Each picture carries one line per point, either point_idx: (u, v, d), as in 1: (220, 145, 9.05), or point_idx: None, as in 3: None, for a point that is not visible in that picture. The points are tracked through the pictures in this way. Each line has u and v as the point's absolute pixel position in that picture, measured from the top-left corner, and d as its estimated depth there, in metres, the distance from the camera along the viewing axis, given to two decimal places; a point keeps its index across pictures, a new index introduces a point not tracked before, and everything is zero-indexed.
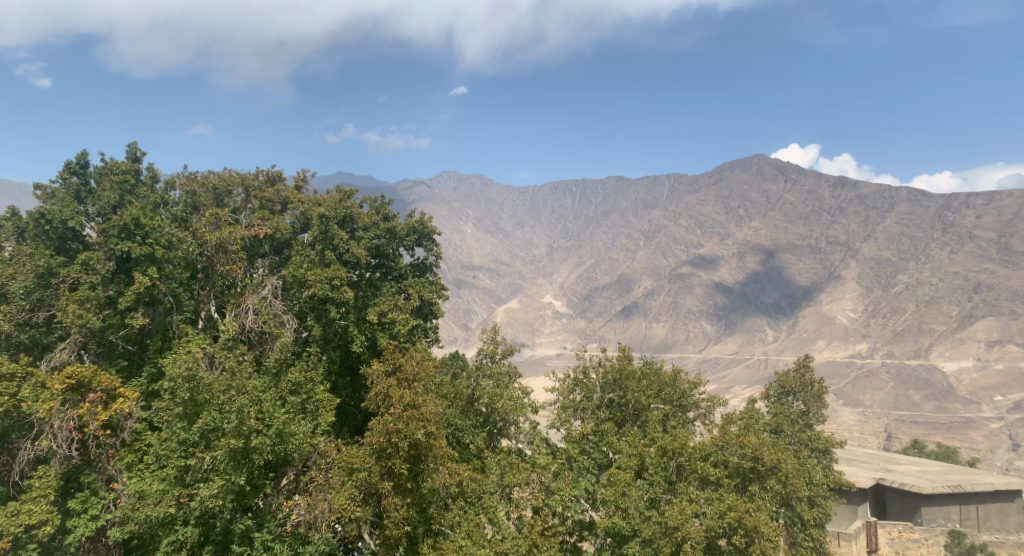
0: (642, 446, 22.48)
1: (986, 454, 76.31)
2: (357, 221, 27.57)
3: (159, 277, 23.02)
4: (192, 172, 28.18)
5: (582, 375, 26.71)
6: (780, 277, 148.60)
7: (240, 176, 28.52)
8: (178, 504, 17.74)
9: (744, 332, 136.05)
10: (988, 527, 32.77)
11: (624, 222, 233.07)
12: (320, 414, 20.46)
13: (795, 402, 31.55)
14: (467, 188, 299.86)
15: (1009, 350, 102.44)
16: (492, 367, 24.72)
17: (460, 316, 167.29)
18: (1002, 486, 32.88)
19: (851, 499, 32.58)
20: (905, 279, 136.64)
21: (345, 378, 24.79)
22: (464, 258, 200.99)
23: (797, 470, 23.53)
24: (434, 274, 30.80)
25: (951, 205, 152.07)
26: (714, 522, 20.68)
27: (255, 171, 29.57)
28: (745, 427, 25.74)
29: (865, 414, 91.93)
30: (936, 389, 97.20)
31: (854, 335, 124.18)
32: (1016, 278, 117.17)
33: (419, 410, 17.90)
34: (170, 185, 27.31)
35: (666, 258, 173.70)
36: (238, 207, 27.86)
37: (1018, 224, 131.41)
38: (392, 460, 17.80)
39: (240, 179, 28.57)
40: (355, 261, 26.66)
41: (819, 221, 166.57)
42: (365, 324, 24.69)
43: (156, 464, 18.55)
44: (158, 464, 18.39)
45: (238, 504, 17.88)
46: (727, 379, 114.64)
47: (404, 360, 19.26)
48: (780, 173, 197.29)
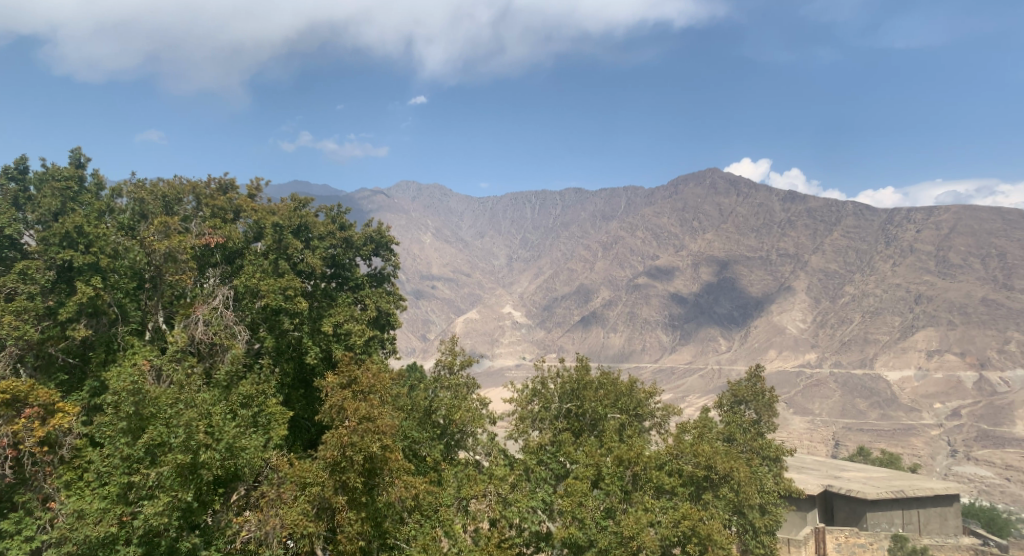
0: (599, 455, 22.67)
1: (927, 459, 78.71)
2: (312, 230, 27.72)
3: (104, 287, 22.67)
4: (139, 180, 27.70)
5: (540, 386, 26.93)
6: (733, 288, 151.43)
7: (190, 184, 28.19)
8: (120, 523, 17.47)
9: (698, 342, 138.21)
10: (929, 531, 33.93)
11: (582, 233, 235.07)
12: (272, 428, 20.21)
13: (746, 411, 32.25)
14: (427, 198, 299.29)
15: (947, 359, 106.24)
16: (449, 379, 24.84)
17: (419, 326, 167.02)
18: (942, 491, 34.07)
19: (799, 506, 33.28)
20: (852, 290, 140.39)
21: (299, 390, 24.45)
22: (423, 269, 200.47)
23: (749, 477, 24.33)
24: (391, 284, 31.01)
25: (894, 219, 157.06)
26: (669, 531, 21.06)
27: (206, 179, 29.29)
28: (699, 435, 26.34)
29: (814, 422, 94.03)
30: (881, 397, 99.92)
31: (804, 344, 126.91)
32: (953, 290, 121.64)
33: (375, 423, 17.99)
34: (116, 192, 26.89)
35: (623, 268, 175.55)
36: (188, 215, 27.48)
37: (956, 238, 136.49)
38: (347, 474, 17.79)
39: (190, 187, 28.26)
40: (309, 271, 26.56)
41: (769, 234, 170.25)
42: (319, 336, 24.61)
43: (97, 482, 18.18)
44: (99, 482, 18.13)
45: (184, 522, 17.70)
46: (682, 388, 116.32)
47: (361, 372, 19.40)
48: (732, 186, 201.19)
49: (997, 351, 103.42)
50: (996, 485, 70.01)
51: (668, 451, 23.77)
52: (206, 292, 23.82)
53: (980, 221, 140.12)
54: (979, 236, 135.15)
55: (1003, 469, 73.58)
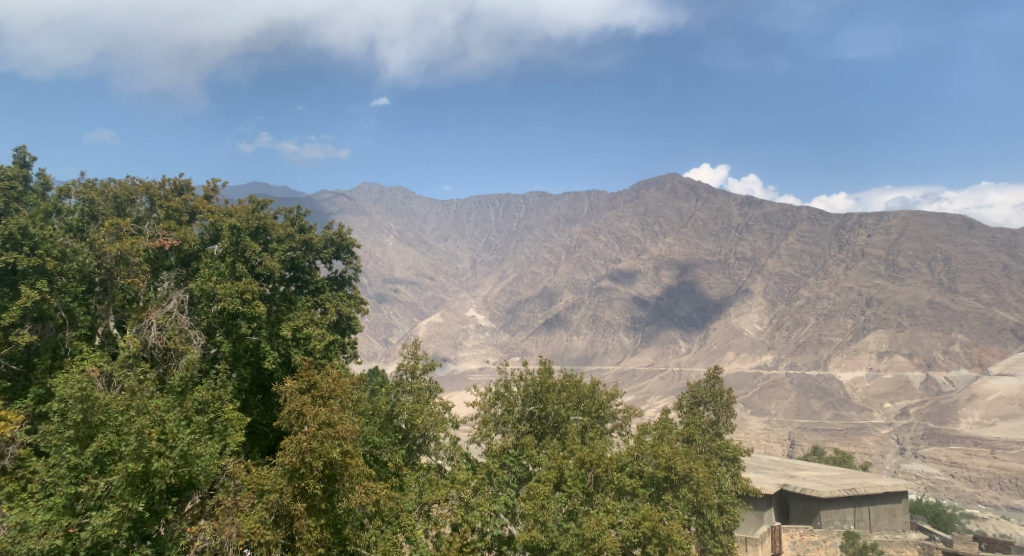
0: (561, 458, 22.88)
1: (877, 457, 80.99)
2: (270, 233, 27.51)
3: (51, 291, 22.38)
4: (88, 181, 27.29)
5: (503, 389, 27.10)
6: (692, 291, 153.61)
7: (144, 184, 27.91)
8: (66, 534, 17.17)
9: (658, 344, 139.91)
10: (879, 527, 34.92)
11: (545, 237, 236.10)
12: (229, 435, 20.08)
13: (705, 412, 32.90)
14: (390, 200, 297.88)
15: (897, 360, 109.32)
16: (412, 383, 24.94)
17: (380, 330, 166.64)
18: (891, 487, 35.21)
19: (756, 505, 33.94)
20: (806, 293, 143.41)
21: (256, 396, 24.23)
22: (385, 272, 199.47)
23: (707, 478, 24.89)
24: (352, 287, 31.11)
25: (847, 224, 160.85)
26: (630, 532, 21.51)
27: (161, 180, 28.98)
28: (659, 436, 26.91)
29: (771, 422, 95.87)
30: (834, 398, 102.20)
31: (761, 347, 129.29)
32: (902, 294, 125.34)
33: (335, 428, 18.09)
34: (64, 192, 26.56)
35: (586, 272, 176.89)
36: (141, 217, 27.24)
37: (904, 243, 140.50)
38: (306, 480, 17.85)
39: (144, 187, 27.98)
40: (268, 274, 26.25)
41: (727, 238, 173.08)
42: (278, 340, 24.52)
43: (41, 493, 17.84)
44: (44, 492, 17.82)
45: (135, 533, 17.54)
46: (643, 390, 117.76)
47: (320, 377, 19.46)
48: (692, 191, 204.02)
49: (942, 352, 108.31)
50: (942, 482, 72.45)
51: (629, 453, 24.25)
52: (160, 295, 23.61)
53: (928, 226, 144.47)
54: (926, 241, 139.37)
55: (949, 465, 76.03)
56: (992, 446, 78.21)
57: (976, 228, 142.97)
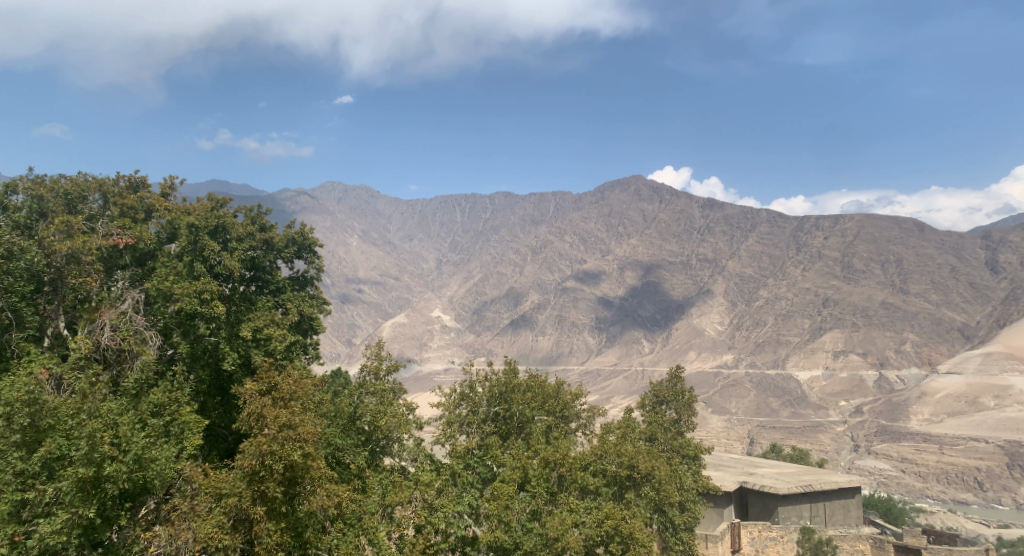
0: (525, 458, 23.04)
1: (833, 454, 82.93)
2: (230, 231, 27.14)
3: None
4: (38, 176, 26.85)
5: (468, 390, 27.19)
6: (655, 292, 155.23)
7: (97, 181, 27.72)
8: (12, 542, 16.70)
9: (622, 344, 141.12)
10: (833, 522, 35.74)
11: (511, 238, 236.53)
12: (186, 438, 19.87)
13: (668, 411, 33.39)
14: (354, 199, 295.69)
15: (852, 359, 111.96)
16: (376, 384, 25.02)
17: (344, 331, 165.87)
18: (845, 484, 36.10)
19: (716, 502, 34.62)
20: (765, 294, 145.95)
21: (215, 398, 23.92)
22: (348, 272, 198.07)
23: (668, 477, 25.33)
24: (314, 287, 31.13)
25: (805, 226, 164.03)
26: (593, 530, 21.83)
27: (116, 176, 28.71)
28: (622, 435, 27.35)
29: (731, 421, 97.27)
30: (792, 397, 104.11)
31: (722, 346, 131.25)
32: (857, 295, 128.87)
33: (296, 431, 18.07)
34: (12, 188, 25.96)
35: (552, 273, 177.64)
36: (94, 214, 26.85)
37: (859, 245, 143.72)
38: (266, 483, 17.80)
39: (97, 184, 27.74)
40: (227, 274, 25.74)
41: (689, 239, 175.24)
42: (237, 341, 24.25)
43: None
44: None
45: (85, 540, 17.33)
46: (607, 389, 118.82)
47: (281, 379, 19.43)
48: (655, 193, 206.16)
49: (894, 352, 111.26)
50: (893, 478, 74.52)
51: (593, 452, 24.55)
52: (114, 295, 23.18)
53: (882, 229, 147.96)
54: (880, 243, 142.73)
55: (900, 461, 78.14)
56: (941, 440, 80.56)
57: (927, 230, 146.89)
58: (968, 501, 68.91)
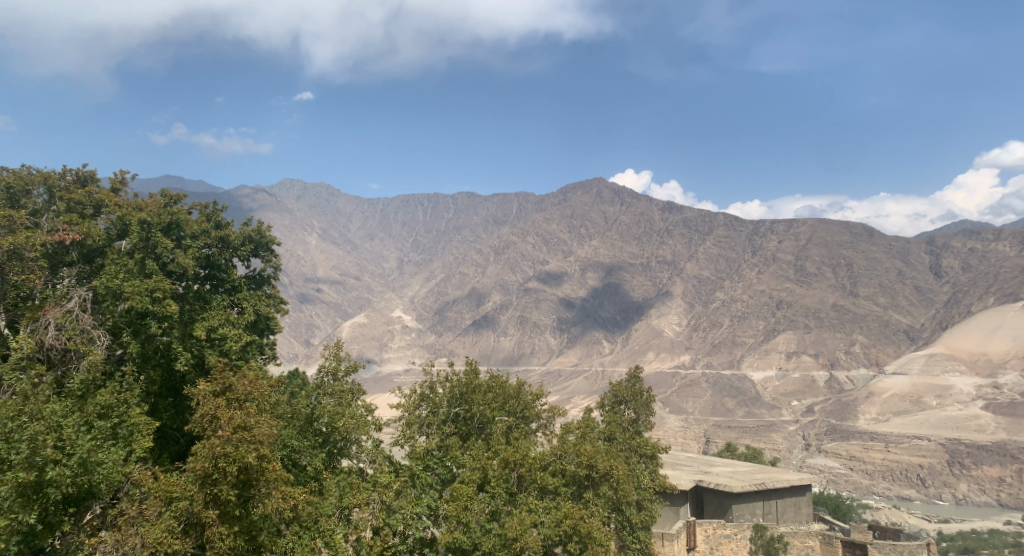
0: (485, 459, 23.13)
1: (785, 453, 84.69)
2: (184, 229, 26.74)
3: None
4: None
5: (428, 391, 27.08)
6: (616, 293, 156.65)
7: (42, 175, 27.18)
8: None
9: (583, 344, 142.13)
10: (785, 519, 36.55)
11: (474, 238, 236.47)
12: (135, 441, 19.58)
13: (626, 411, 33.81)
14: (313, 197, 292.44)
15: (803, 360, 114.53)
16: (334, 385, 24.97)
17: (302, 331, 164.43)
18: (796, 481, 36.94)
19: (672, 501, 35.13)
20: (722, 295, 148.34)
21: (167, 399, 23.40)
22: (307, 271, 196.10)
23: (627, 476, 25.66)
24: (271, 286, 30.88)
25: (760, 230, 167.10)
26: (551, 531, 22.07)
27: (63, 170, 28.20)
28: (581, 435, 27.65)
29: (687, 421, 98.66)
30: (746, 396, 105.94)
31: (679, 347, 133.00)
32: (810, 297, 131.93)
33: (251, 433, 17.92)
34: None
35: (514, 273, 177.97)
36: (39, 209, 26.31)
37: (812, 249, 146.98)
38: (219, 486, 17.65)
39: (42, 178, 27.16)
40: (180, 273, 25.29)
41: (649, 242, 177.17)
42: (191, 341, 23.72)
43: None
44: None
45: (25, 547, 17.02)
46: (567, 390, 119.62)
47: (236, 379, 19.27)
48: (616, 195, 207.87)
49: (844, 353, 114.15)
50: (841, 475, 76.41)
51: (552, 452, 24.86)
52: (60, 292, 22.73)
53: (833, 233, 151.61)
54: (832, 248, 146.30)
55: (849, 459, 80.02)
56: (887, 438, 82.86)
57: (876, 235, 150.95)
58: (910, 497, 71.61)
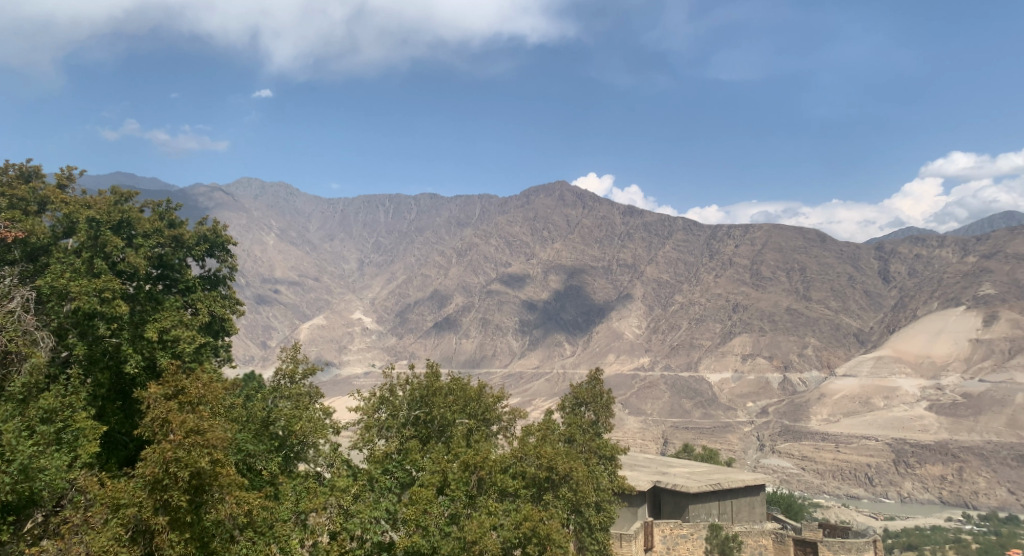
0: (445, 462, 23.01)
1: (740, 453, 86.08)
2: (136, 227, 26.12)
3: None
4: None
5: (388, 394, 26.92)
6: (577, 295, 157.54)
7: None
8: None
9: (544, 347, 142.78)
10: (739, 519, 37.16)
11: (436, 240, 235.83)
12: (80, 446, 19.11)
13: (586, 412, 34.06)
14: (271, 197, 288.55)
15: (758, 363, 116.64)
16: (290, 389, 24.72)
17: (259, 333, 162.34)
18: (751, 481, 37.59)
19: (631, 502, 35.42)
20: (680, 298, 150.23)
21: (116, 403, 22.82)
22: (265, 272, 193.50)
23: (586, 478, 25.89)
24: (227, 286, 30.44)
25: (717, 234, 169.67)
26: (510, 533, 22.21)
27: (5, 165, 27.42)
28: (542, 437, 27.76)
29: (646, 422, 99.84)
30: (704, 398, 107.40)
31: (639, 349, 134.20)
32: (765, 300, 134.32)
33: (204, 436, 17.72)
34: None
35: (476, 275, 177.93)
36: None
37: (767, 254, 149.73)
38: (170, 492, 17.36)
39: None
40: (131, 272, 24.74)
41: (610, 245, 178.64)
42: (142, 342, 23.14)
43: None
44: None
45: None
46: (528, 392, 120.01)
47: (189, 382, 18.90)
48: (578, 199, 208.94)
49: (797, 355, 116.54)
50: (794, 475, 77.78)
51: (512, 455, 24.94)
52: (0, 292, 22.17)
53: (788, 238, 154.61)
54: (786, 253, 149.23)
55: (801, 459, 81.52)
56: (837, 438, 84.67)
57: (828, 240, 154.34)
58: (859, 496, 73.45)
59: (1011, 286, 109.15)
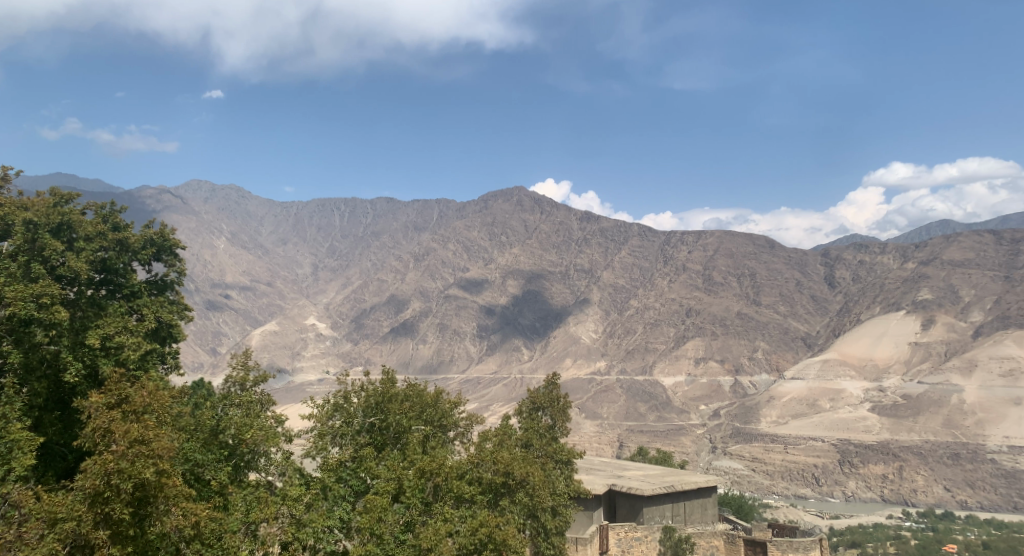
0: (400, 469, 22.61)
1: (693, 456, 87.29)
2: (76, 230, 25.51)
3: None
4: None
5: (342, 401, 26.39)
6: (535, 300, 157.94)
7: None
8: None
9: (502, 352, 143.04)
10: (692, 520, 37.62)
11: (392, 245, 234.36)
12: (15, 458, 18.52)
13: (543, 417, 34.09)
14: (222, 199, 283.31)
15: (711, 366, 118.42)
16: (241, 395, 24.14)
17: (208, 340, 159.42)
18: (703, 483, 38.15)
19: (586, 505, 35.48)
20: (636, 303, 151.76)
21: (54, 413, 22.18)
22: (215, 276, 189.80)
23: (542, 483, 26.04)
24: (174, 292, 29.87)
25: (672, 241, 171.94)
26: (466, 540, 22.02)
27: None
28: (498, 443, 27.74)
29: (602, 426, 100.63)
30: (658, 401, 108.56)
31: (596, 353, 135.09)
32: (717, 305, 136.46)
33: (149, 446, 17.28)
34: None
35: (434, 280, 177.16)
36: None
37: (719, 260, 152.18)
38: (112, 505, 16.91)
39: None
40: (71, 277, 24.13)
41: (567, 250, 179.39)
42: (82, 351, 22.56)
43: None
44: None
45: None
46: (486, 397, 119.96)
47: (133, 391, 18.47)
48: (536, 203, 209.30)
49: (748, 359, 118.94)
50: (745, 476, 79.07)
51: (469, 461, 24.78)
52: None
53: (739, 245, 157.37)
54: (737, 258, 152.05)
55: (751, 461, 82.87)
56: (786, 440, 86.29)
57: (777, 247, 157.44)
58: (806, 496, 75.04)
59: (947, 291, 113.32)
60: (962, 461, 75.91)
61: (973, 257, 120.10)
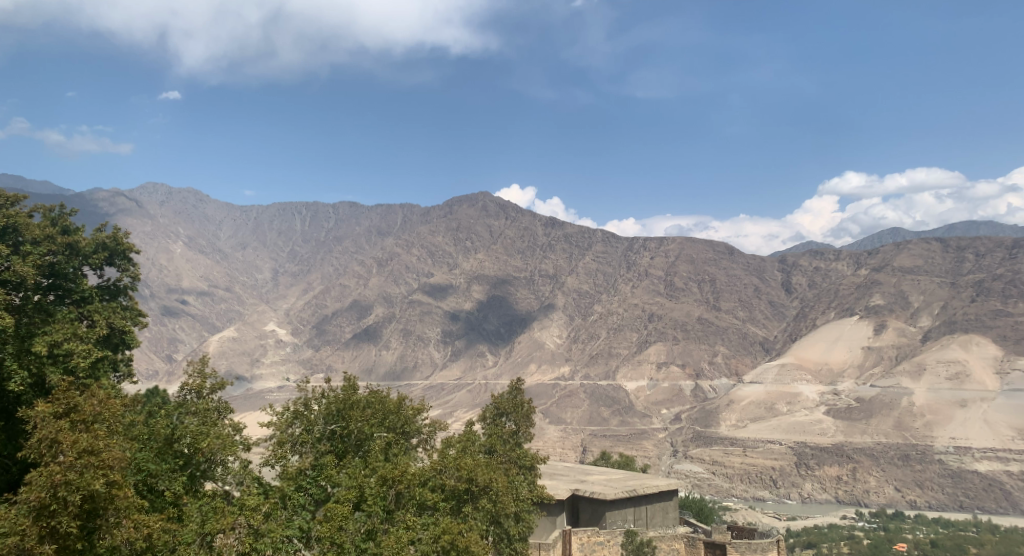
0: (362, 477, 22.15)
1: (654, 460, 88.00)
2: (23, 233, 24.75)
3: None
4: None
5: (302, 408, 26.01)
6: (499, 305, 157.98)
7: None
8: None
9: (466, 358, 142.98)
10: (654, 524, 37.85)
11: (355, 250, 232.48)
12: None
13: (507, 422, 33.97)
14: (179, 203, 278.25)
15: (672, 370, 119.52)
16: (197, 404, 23.70)
17: (164, 347, 156.39)
18: (664, 487, 38.43)
19: (549, 511, 35.37)
20: (600, 308, 152.58)
21: None
22: (172, 282, 186.21)
23: (505, 488, 26.00)
24: (127, 297, 29.32)
25: (635, 247, 173.46)
26: (428, 546, 21.75)
27: None
28: (462, 449, 27.58)
29: (565, 430, 100.90)
30: (620, 405, 109.25)
31: (559, 358, 135.56)
32: (678, 310, 137.89)
33: (99, 457, 16.81)
34: None
35: (397, 286, 176.24)
36: None
37: (681, 266, 153.81)
38: (58, 518, 16.40)
39: None
40: (18, 282, 23.39)
41: (531, 255, 179.67)
42: (29, 358, 21.76)
43: None
44: None
45: None
46: (449, 404, 119.46)
47: (82, 399, 17.94)
48: (501, 209, 209.31)
49: (708, 363, 120.38)
50: (704, 479, 79.82)
51: (433, 467, 24.55)
52: None
53: (700, 251, 159.27)
54: (698, 264, 153.78)
55: (711, 464, 83.64)
56: (745, 444, 87.39)
57: (736, 253, 159.65)
58: (764, 498, 75.99)
59: (899, 297, 116.00)
60: (912, 462, 77.71)
61: (923, 263, 123.15)
